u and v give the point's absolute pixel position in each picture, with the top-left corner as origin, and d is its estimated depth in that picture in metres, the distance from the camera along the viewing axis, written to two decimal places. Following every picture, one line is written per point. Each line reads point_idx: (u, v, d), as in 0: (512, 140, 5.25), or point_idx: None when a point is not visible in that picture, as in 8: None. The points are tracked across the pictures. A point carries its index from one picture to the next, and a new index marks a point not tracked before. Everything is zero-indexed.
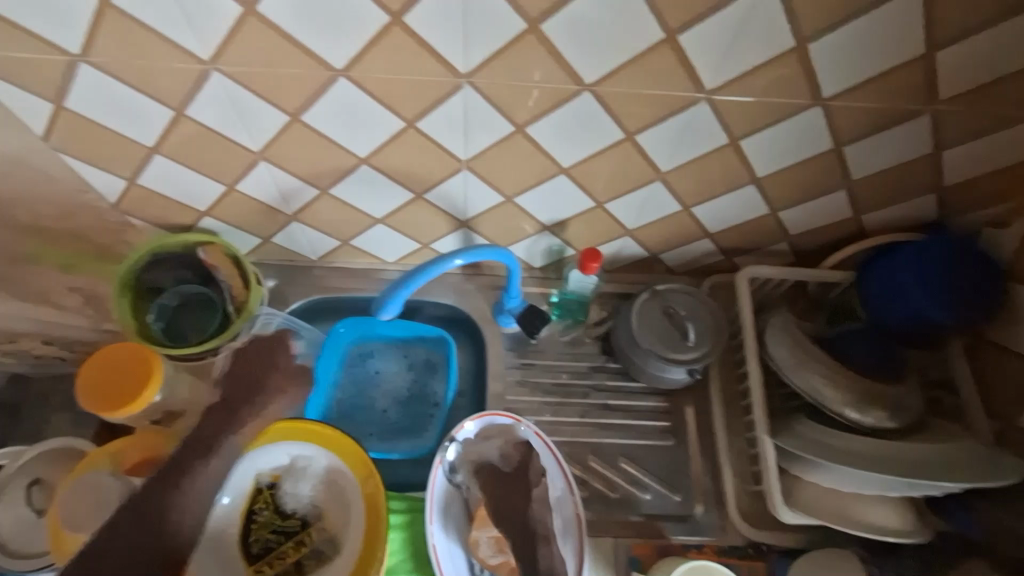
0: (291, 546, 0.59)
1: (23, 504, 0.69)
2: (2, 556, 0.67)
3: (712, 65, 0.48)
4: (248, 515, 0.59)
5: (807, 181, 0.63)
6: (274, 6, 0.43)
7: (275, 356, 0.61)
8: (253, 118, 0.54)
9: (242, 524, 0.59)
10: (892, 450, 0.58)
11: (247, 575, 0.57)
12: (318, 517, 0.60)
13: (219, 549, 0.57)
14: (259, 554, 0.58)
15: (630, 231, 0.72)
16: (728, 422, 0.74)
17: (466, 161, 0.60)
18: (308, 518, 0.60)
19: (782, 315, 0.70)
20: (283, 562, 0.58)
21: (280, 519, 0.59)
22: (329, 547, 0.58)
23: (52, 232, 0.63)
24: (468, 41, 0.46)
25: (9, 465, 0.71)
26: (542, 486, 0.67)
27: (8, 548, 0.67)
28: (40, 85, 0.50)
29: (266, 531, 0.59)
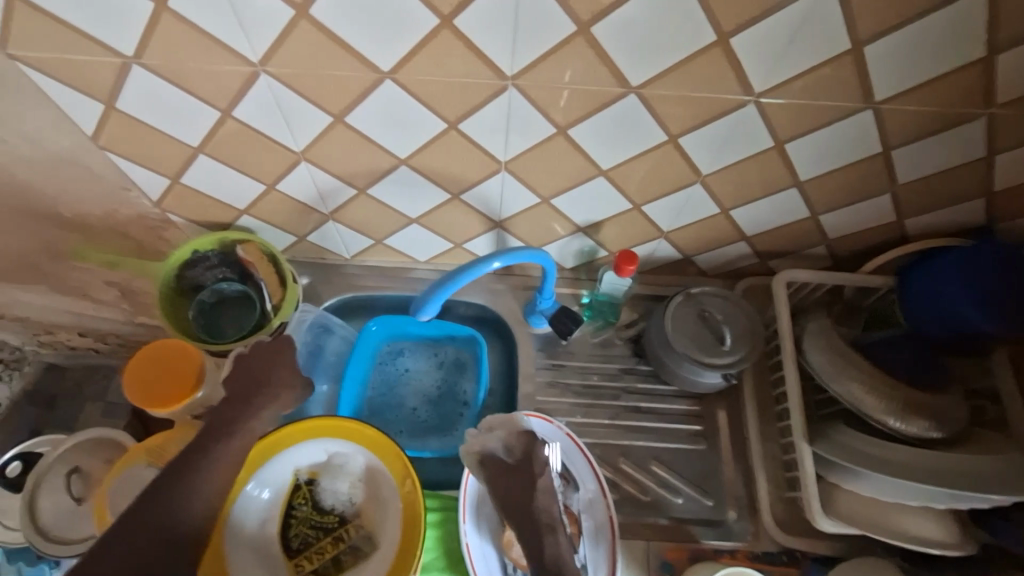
0: (329, 542, 0.60)
1: (62, 492, 0.72)
2: (42, 542, 0.68)
3: (763, 67, 0.48)
4: (287, 511, 0.60)
5: (852, 185, 0.62)
6: (326, 10, 0.43)
7: (281, 351, 0.63)
8: (297, 119, 0.54)
9: (282, 519, 0.60)
10: (940, 462, 0.57)
11: (287, 569, 0.58)
12: (356, 514, 0.61)
13: (259, 544, 0.58)
14: (298, 548, 0.59)
15: (665, 233, 0.71)
16: (762, 428, 0.72)
17: (505, 162, 0.60)
18: (345, 515, 0.61)
19: (818, 320, 0.69)
20: (321, 557, 0.59)
21: (318, 515, 0.61)
22: (366, 544, 0.59)
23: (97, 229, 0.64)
24: (517, 44, 0.45)
25: (49, 454, 0.73)
26: (546, 476, 0.62)
27: (48, 534, 0.69)
28: (93, 87, 0.51)
29: (305, 527, 0.60)
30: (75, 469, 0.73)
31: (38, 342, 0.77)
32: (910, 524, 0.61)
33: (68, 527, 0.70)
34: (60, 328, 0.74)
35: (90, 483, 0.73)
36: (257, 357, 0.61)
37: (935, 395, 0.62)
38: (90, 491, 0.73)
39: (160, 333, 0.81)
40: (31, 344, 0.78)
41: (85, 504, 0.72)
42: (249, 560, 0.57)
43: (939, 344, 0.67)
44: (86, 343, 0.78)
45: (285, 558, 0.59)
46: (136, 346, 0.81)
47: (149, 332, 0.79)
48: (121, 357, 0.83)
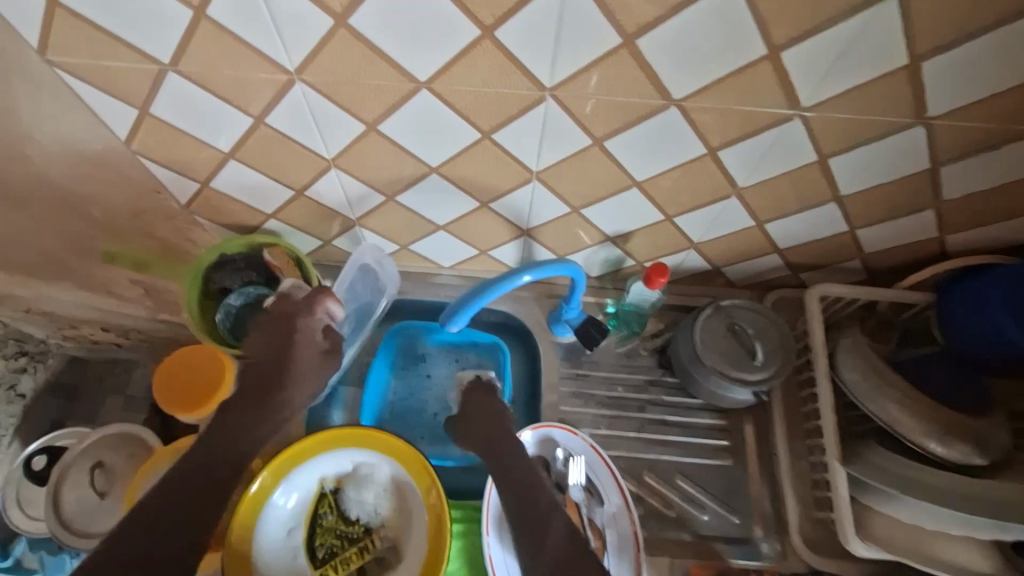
0: (354, 552, 0.60)
1: (87, 486, 0.73)
2: (66, 534, 0.70)
3: (812, 81, 0.46)
4: (313, 520, 0.60)
5: (895, 200, 0.60)
6: (365, 19, 0.42)
7: (291, 340, 0.60)
8: (330, 126, 0.53)
9: (307, 528, 0.59)
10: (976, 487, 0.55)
11: None
12: (381, 524, 0.61)
13: (286, 551, 0.58)
14: (323, 558, 0.59)
15: (695, 244, 0.70)
16: (791, 444, 0.71)
17: (537, 172, 0.59)
18: (371, 525, 0.61)
19: (852, 335, 0.68)
20: (347, 567, 0.59)
21: (343, 524, 0.60)
22: (392, 554, 0.59)
23: (125, 230, 0.64)
24: (558, 55, 0.44)
25: (75, 447, 0.75)
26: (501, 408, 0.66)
27: (72, 526, 0.71)
28: (129, 92, 0.51)
29: (330, 536, 0.60)
30: (99, 463, 0.74)
31: (60, 337, 0.75)
32: (944, 550, 0.59)
33: (92, 521, 0.71)
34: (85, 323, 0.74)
35: (114, 477, 0.74)
36: (274, 338, 0.60)
37: (976, 418, 0.60)
38: (114, 485, 0.73)
39: (183, 330, 0.81)
40: (54, 337, 0.74)
41: (108, 499, 0.73)
42: (276, 568, 0.57)
43: (979, 364, 0.64)
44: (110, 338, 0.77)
45: (310, 568, 0.58)
46: (159, 342, 0.81)
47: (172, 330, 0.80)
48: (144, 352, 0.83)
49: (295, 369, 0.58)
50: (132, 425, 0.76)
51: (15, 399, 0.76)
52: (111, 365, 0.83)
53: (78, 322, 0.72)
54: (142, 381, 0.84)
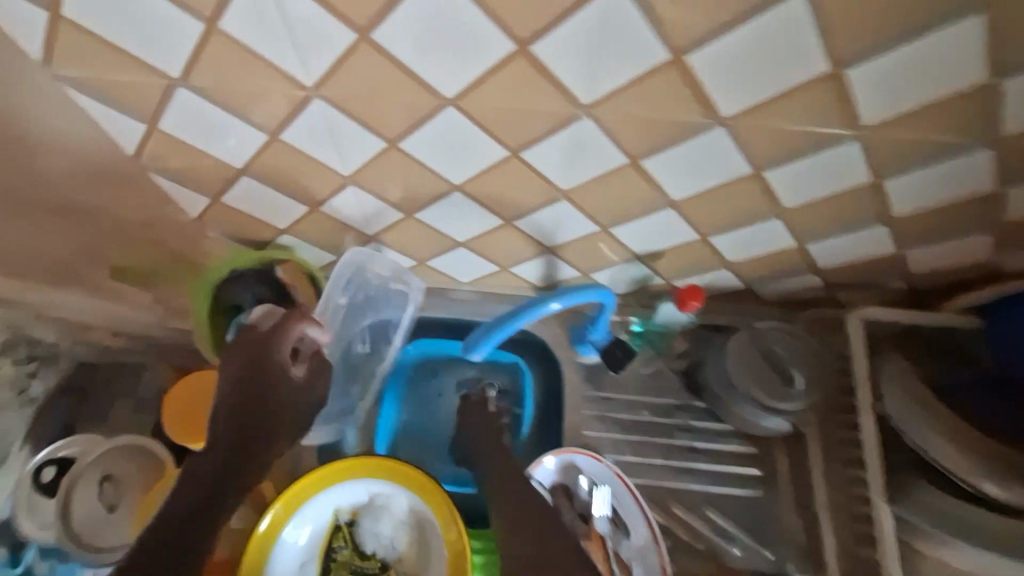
0: None
1: (95, 497, 0.71)
2: (74, 548, 0.67)
3: (876, 100, 0.42)
4: (327, 554, 0.57)
5: (952, 223, 0.55)
6: (390, 34, 0.39)
7: (270, 365, 0.56)
8: (348, 143, 0.50)
9: (322, 562, 0.57)
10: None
11: None
12: (398, 559, 0.58)
13: None
14: None
15: (730, 264, 0.66)
16: (827, 474, 0.66)
17: (566, 191, 0.55)
18: (388, 560, 0.58)
19: (898, 361, 0.62)
20: None
21: (359, 558, 0.58)
22: None
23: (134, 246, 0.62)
24: (598, 70, 0.41)
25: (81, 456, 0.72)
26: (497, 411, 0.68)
27: (80, 539, 0.68)
28: (137, 106, 0.48)
29: (345, 571, 0.57)
30: (108, 475, 0.71)
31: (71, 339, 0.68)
32: None
33: (100, 535, 0.69)
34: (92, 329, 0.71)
35: (122, 490, 0.72)
36: (257, 352, 0.56)
37: None
38: (123, 496, 0.72)
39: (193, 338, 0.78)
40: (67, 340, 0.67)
41: (117, 511, 0.71)
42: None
43: None
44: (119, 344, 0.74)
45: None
46: (168, 347, 0.79)
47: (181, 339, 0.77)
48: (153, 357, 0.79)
49: (276, 395, 0.55)
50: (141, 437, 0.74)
51: (27, 402, 0.67)
52: (118, 370, 0.77)
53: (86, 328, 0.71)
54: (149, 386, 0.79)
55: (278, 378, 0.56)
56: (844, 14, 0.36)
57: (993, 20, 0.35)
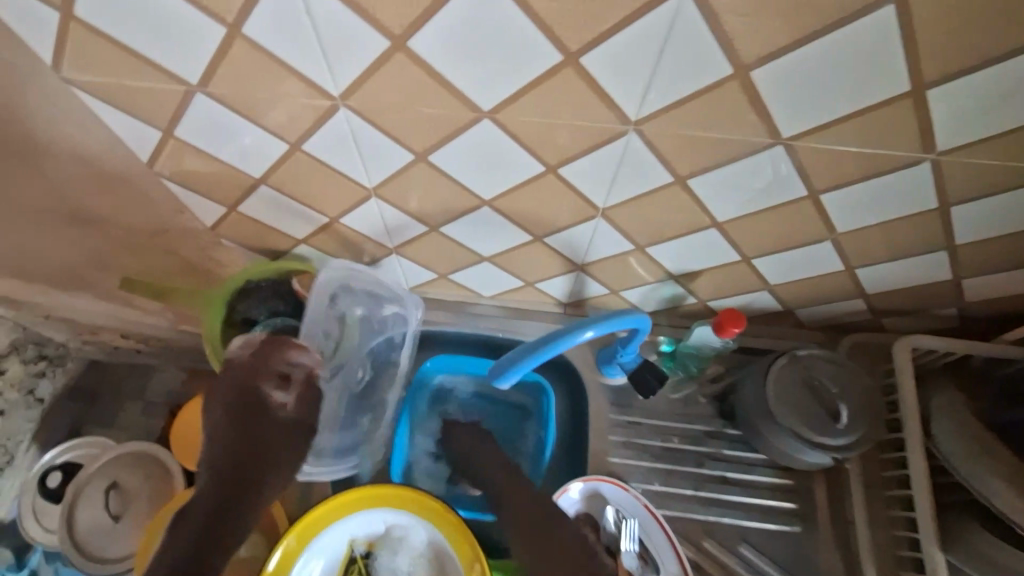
0: None
1: (100, 507, 0.71)
2: (79, 557, 0.68)
3: (956, 123, 0.38)
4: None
5: (1018, 253, 0.51)
6: (428, 42, 0.35)
7: (257, 390, 0.56)
8: (375, 155, 0.47)
9: None
10: None
11: None
12: None
13: None
14: None
15: (770, 286, 0.62)
16: (870, 512, 0.63)
17: (603, 209, 0.52)
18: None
19: (949, 394, 0.60)
20: None
21: None
22: None
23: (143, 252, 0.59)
24: (652, 85, 0.37)
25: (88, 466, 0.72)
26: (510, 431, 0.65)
27: (85, 548, 0.69)
28: (152, 114, 0.45)
29: None
30: (115, 484, 0.72)
31: (81, 339, 0.69)
32: None
33: (105, 545, 0.69)
34: (103, 331, 0.68)
35: (128, 500, 0.72)
36: (246, 381, 0.56)
37: None
38: (129, 507, 0.71)
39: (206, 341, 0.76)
40: (77, 340, 0.69)
41: (122, 521, 0.71)
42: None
43: None
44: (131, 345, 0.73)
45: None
46: (178, 347, 0.76)
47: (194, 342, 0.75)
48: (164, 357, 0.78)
49: (264, 425, 0.55)
50: (152, 446, 0.74)
51: (35, 402, 0.69)
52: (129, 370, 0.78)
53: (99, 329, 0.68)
54: (159, 387, 0.79)
55: (263, 404, 0.56)
56: (936, 29, 0.32)
57: None
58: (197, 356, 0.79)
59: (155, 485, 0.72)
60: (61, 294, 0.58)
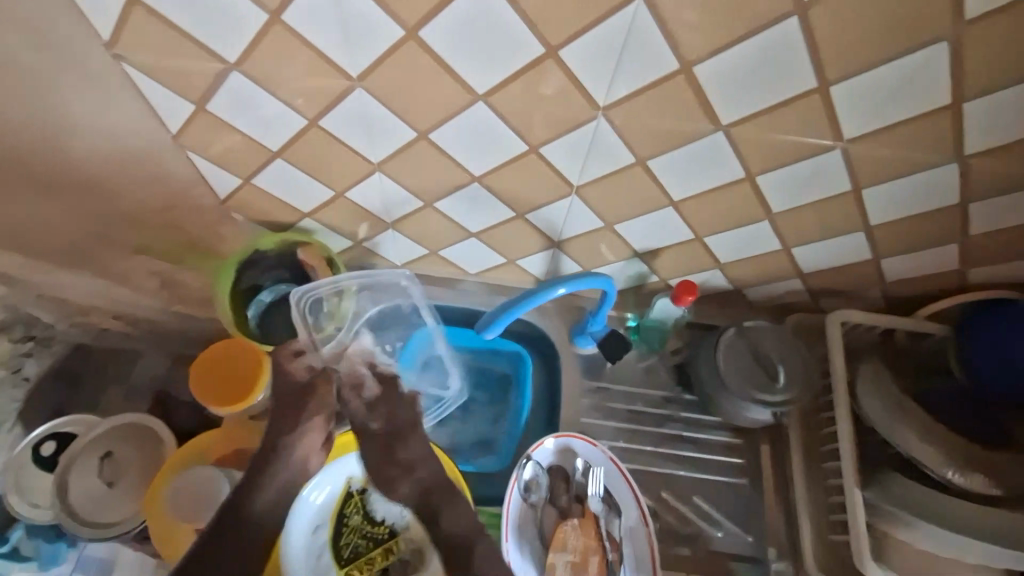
0: (379, 552, 0.62)
1: (93, 475, 0.71)
2: (71, 523, 0.68)
3: (857, 115, 0.47)
4: (338, 519, 0.62)
5: (922, 234, 0.61)
6: (436, 32, 0.44)
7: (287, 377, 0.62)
8: (382, 132, 0.55)
9: (334, 527, 0.62)
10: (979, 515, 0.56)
11: None
12: (406, 526, 0.63)
13: (317, 554, 0.61)
14: (349, 557, 0.62)
15: (722, 264, 0.71)
16: (806, 468, 0.71)
17: (577, 187, 0.60)
18: (396, 527, 0.63)
19: (873, 363, 0.67)
20: (372, 566, 0.62)
21: (370, 524, 0.63)
22: (417, 557, 0.62)
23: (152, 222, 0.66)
24: (616, 77, 0.46)
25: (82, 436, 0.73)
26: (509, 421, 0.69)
27: (78, 516, 0.69)
28: (187, 89, 0.52)
29: (356, 535, 0.62)
30: (109, 453, 0.73)
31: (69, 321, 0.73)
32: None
33: (94, 512, 0.70)
34: (95, 310, 0.73)
35: (120, 468, 0.73)
36: (276, 383, 0.61)
37: (994, 451, 0.59)
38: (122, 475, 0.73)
39: (190, 322, 0.81)
40: (64, 323, 0.72)
41: (114, 488, 0.72)
42: (302, 567, 0.59)
43: (998, 397, 0.64)
44: (120, 325, 0.77)
45: (336, 565, 0.61)
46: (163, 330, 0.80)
47: (183, 322, 0.80)
48: (152, 343, 0.81)
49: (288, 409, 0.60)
50: (144, 417, 0.75)
51: (21, 381, 0.72)
52: (116, 355, 0.80)
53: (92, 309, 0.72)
54: (143, 373, 0.81)
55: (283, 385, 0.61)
56: (833, 36, 0.41)
57: (960, 47, 0.41)
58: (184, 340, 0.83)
59: (148, 454, 0.75)
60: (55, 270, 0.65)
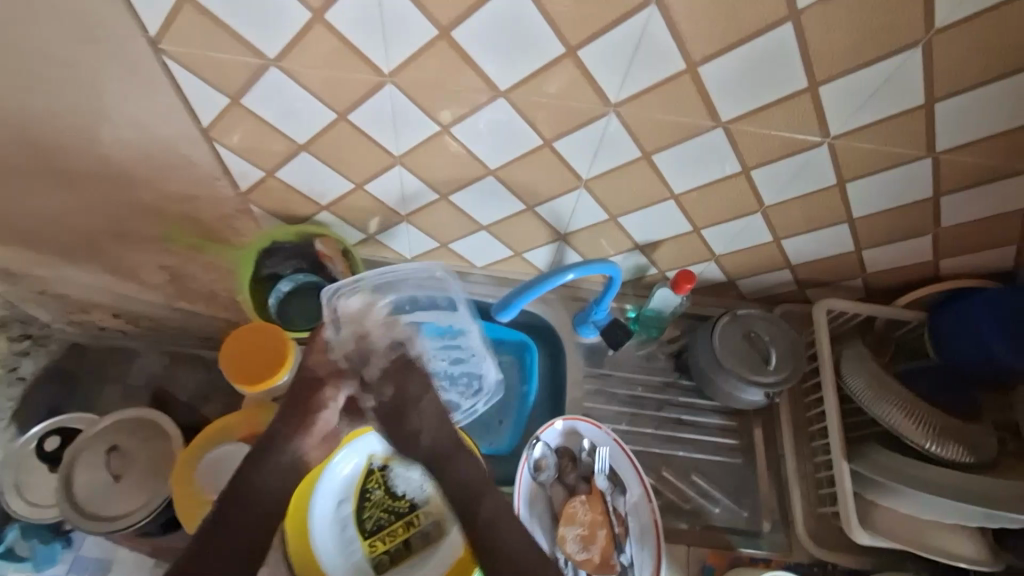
0: (401, 525, 0.68)
1: (101, 468, 0.79)
2: (78, 514, 0.76)
3: (841, 112, 0.53)
4: (362, 494, 0.69)
5: (900, 226, 0.66)
6: (466, 33, 0.48)
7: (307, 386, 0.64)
8: (406, 125, 0.59)
9: (358, 501, 0.68)
10: (956, 479, 0.61)
11: (364, 547, 0.67)
12: (425, 501, 0.69)
13: (344, 527, 0.67)
14: (373, 530, 0.68)
15: (717, 256, 0.75)
16: (796, 446, 0.77)
17: (586, 180, 0.64)
18: (415, 502, 0.69)
19: (856, 346, 0.73)
20: (395, 538, 0.67)
21: (391, 499, 0.69)
22: (436, 530, 0.68)
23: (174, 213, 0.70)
24: (628, 76, 0.51)
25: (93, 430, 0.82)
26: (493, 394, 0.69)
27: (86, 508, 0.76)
28: (225, 82, 0.56)
29: (378, 510, 0.68)
30: (115, 446, 0.81)
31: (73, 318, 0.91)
32: (938, 540, 0.66)
33: (101, 504, 0.77)
34: (96, 308, 0.89)
35: (126, 461, 0.80)
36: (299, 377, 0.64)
37: (965, 423, 0.65)
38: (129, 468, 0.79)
39: (194, 320, 0.92)
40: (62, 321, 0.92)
41: (121, 481, 0.79)
42: (327, 534, 0.66)
43: (970, 375, 0.70)
44: (117, 324, 0.94)
45: (362, 537, 0.67)
46: (164, 329, 0.95)
47: (189, 318, 0.91)
48: (149, 342, 0.98)
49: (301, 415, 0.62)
50: (145, 412, 0.83)
51: (17, 379, 0.92)
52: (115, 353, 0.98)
53: (90, 306, 0.88)
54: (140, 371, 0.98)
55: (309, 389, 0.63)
56: (821, 41, 0.47)
57: (934, 49, 0.47)
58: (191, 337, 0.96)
59: (149, 447, 0.81)
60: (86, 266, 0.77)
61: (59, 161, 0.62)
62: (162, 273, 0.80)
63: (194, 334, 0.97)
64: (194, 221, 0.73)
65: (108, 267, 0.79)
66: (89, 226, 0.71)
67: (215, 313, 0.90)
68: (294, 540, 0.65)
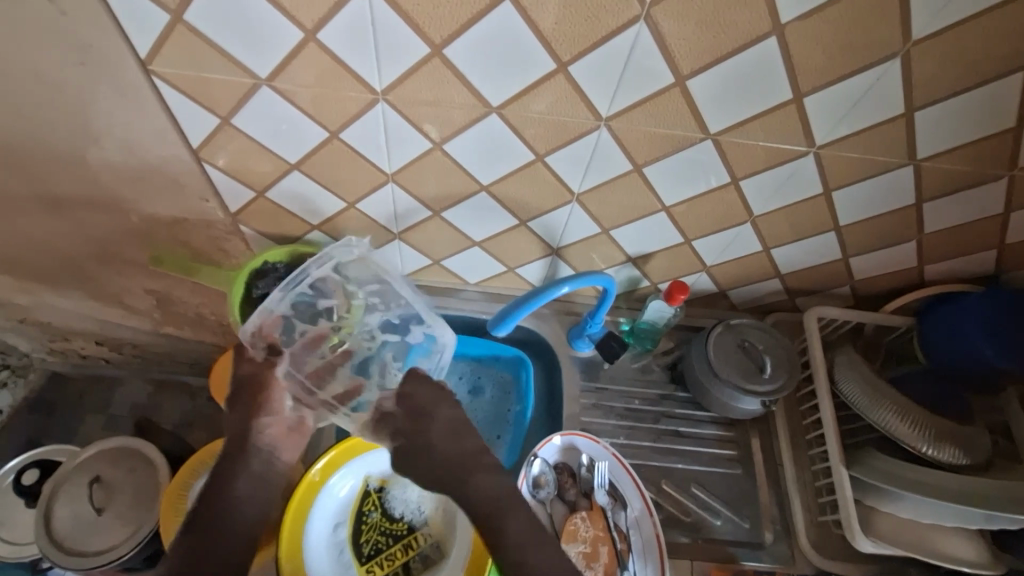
0: (399, 549, 0.69)
1: (82, 501, 0.76)
2: (56, 550, 0.72)
3: (826, 122, 0.54)
4: (358, 518, 0.69)
5: (887, 232, 0.67)
6: (457, 51, 0.49)
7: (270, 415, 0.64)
8: (400, 144, 0.59)
9: (354, 525, 0.69)
10: (952, 481, 0.61)
11: (360, 572, 0.67)
12: (423, 523, 0.70)
13: (341, 552, 0.67)
14: (369, 554, 0.68)
15: (708, 266, 0.76)
16: (794, 454, 0.78)
17: (578, 194, 0.65)
18: (414, 524, 0.70)
19: (847, 352, 0.73)
20: (392, 563, 0.68)
21: (388, 522, 0.70)
22: (435, 552, 0.68)
23: (162, 232, 0.69)
24: (617, 91, 0.52)
25: (68, 463, 0.78)
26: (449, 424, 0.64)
27: (65, 543, 0.73)
28: (216, 103, 0.56)
29: (375, 533, 0.69)
30: (97, 478, 0.77)
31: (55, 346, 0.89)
32: (936, 543, 0.66)
33: (82, 538, 0.73)
34: (77, 336, 0.87)
35: (108, 493, 0.77)
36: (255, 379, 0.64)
37: (961, 425, 0.66)
38: (110, 500, 0.76)
39: (180, 347, 0.90)
40: (41, 350, 0.90)
41: (104, 515, 0.75)
42: (322, 559, 0.66)
43: (959, 378, 0.71)
44: (98, 353, 0.91)
45: (357, 561, 0.67)
46: (149, 357, 0.93)
47: (173, 343, 0.89)
48: (132, 369, 0.95)
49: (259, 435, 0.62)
50: (127, 439, 0.80)
51: None
52: (96, 381, 0.95)
53: (72, 334, 0.86)
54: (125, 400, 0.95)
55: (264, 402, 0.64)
56: (803, 53, 0.48)
57: (913, 58, 0.48)
58: (174, 362, 0.94)
59: (134, 474, 0.78)
60: (71, 290, 0.75)
61: (44, 185, 0.61)
62: (148, 298, 0.79)
63: (180, 360, 0.94)
64: (182, 243, 0.72)
65: (91, 294, 0.77)
66: (72, 251, 0.69)
67: (202, 338, 0.88)
68: (290, 569, 0.63)
